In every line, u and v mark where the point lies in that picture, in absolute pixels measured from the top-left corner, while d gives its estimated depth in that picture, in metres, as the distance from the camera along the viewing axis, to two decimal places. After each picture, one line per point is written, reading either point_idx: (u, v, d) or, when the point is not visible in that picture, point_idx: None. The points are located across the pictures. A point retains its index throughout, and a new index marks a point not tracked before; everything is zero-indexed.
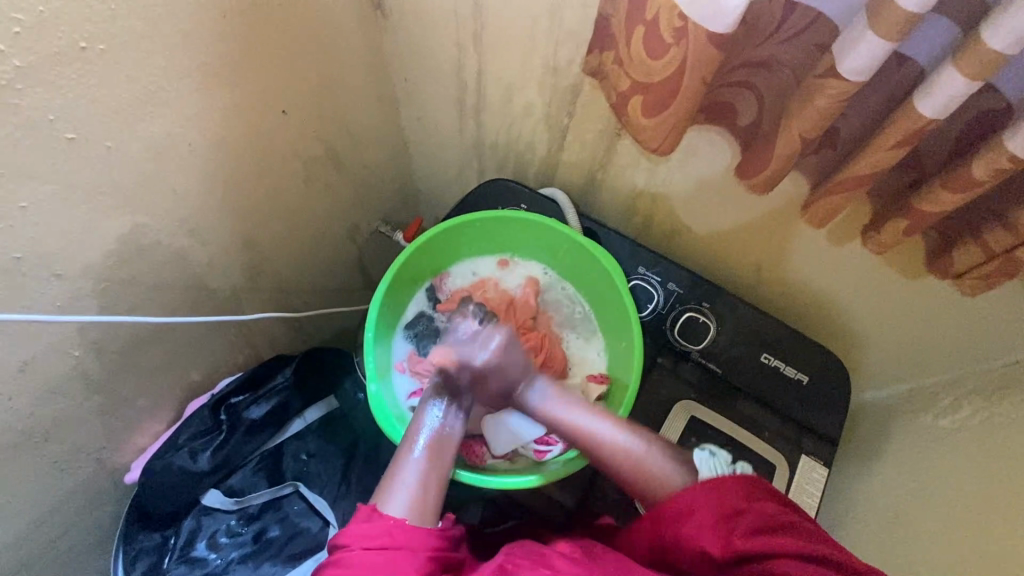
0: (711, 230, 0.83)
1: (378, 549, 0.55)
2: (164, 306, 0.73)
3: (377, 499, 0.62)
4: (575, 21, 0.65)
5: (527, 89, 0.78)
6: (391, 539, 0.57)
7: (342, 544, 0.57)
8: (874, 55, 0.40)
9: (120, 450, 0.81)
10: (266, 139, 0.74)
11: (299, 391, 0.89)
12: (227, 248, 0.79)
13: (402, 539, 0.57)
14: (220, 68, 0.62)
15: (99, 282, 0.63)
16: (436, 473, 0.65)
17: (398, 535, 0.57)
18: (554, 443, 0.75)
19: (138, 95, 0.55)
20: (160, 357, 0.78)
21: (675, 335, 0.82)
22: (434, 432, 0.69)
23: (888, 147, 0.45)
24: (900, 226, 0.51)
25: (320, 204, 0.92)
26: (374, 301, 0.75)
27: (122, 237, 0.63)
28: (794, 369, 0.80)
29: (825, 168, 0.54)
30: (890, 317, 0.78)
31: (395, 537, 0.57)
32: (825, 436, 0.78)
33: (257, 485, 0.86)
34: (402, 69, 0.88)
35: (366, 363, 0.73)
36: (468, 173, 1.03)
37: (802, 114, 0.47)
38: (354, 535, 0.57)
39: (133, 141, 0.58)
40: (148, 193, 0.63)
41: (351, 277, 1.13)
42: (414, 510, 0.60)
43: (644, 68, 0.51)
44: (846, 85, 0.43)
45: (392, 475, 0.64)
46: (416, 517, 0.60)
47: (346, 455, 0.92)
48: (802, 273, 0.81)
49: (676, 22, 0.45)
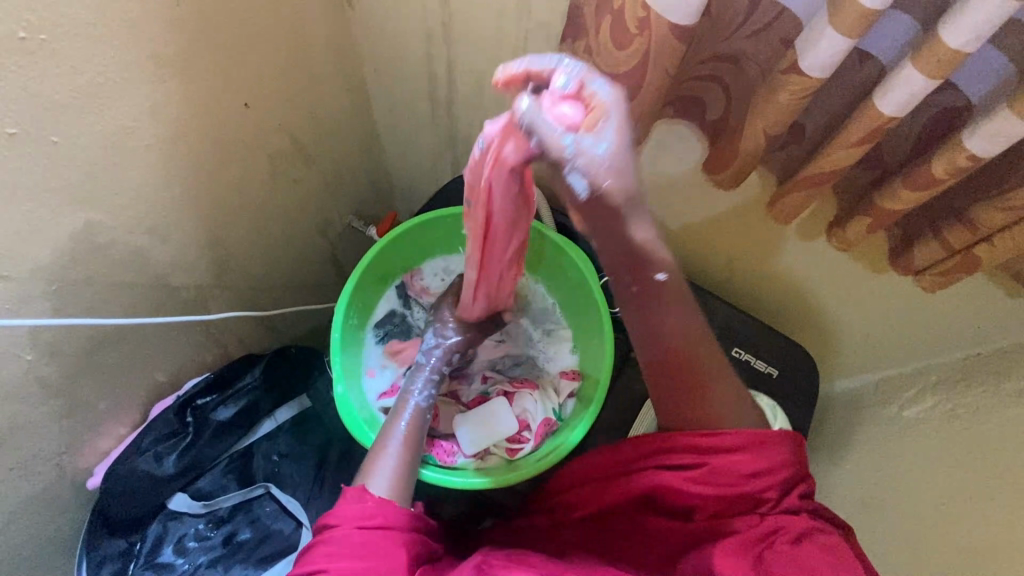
0: (684, 225, 0.83)
1: (371, 529, 0.54)
2: (123, 306, 0.71)
3: (361, 478, 0.59)
4: (542, 13, 0.63)
5: (497, 82, 0.77)
6: (384, 520, 0.55)
7: (330, 524, 0.54)
8: (835, 52, 0.39)
9: (77, 455, 0.78)
10: (228, 131, 0.72)
11: (268, 390, 0.88)
12: (189, 245, 0.76)
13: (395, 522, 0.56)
14: (175, 59, 0.59)
15: (51, 283, 0.61)
16: (417, 450, 0.63)
17: (388, 516, 0.55)
18: (524, 441, 0.74)
19: (85, 87, 0.53)
20: (118, 359, 0.75)
21: None
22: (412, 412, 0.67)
23: (850, 144, 0.44)
24: (863, 222, 0.52)
25: (288, 198, 0.90)
26: (340, 300, 0.74)
27: (74, 235, 0.60)
28: (765, 363, 0.81)
29: (789, 167, 0.54)
30: (857, 310, 0.80)
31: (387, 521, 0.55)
32: (794, 428, 0.80)
33: (227, 487, 0.84)
34: (370, 59, 0.85)
35: (333, 364, 0.72)
36: (440, 167, 1.01)
37: (767, 110, 0.46)
38: (342, 515, 0.54)
39: (81, 135, 0.55)
40: (102, 189, 0.60)
41: (323, 273, 1.11)
42: (396, 491, 0.58)
43: (610, 60, 0.49)
44: (809, 82, 0.42)
45: (375, 455, 0.62)
46: (398, 498, 0.58)
47: (319, 454, 0.91)
48: (773, 268, 0.81)
49: (639, 13, 0.44)
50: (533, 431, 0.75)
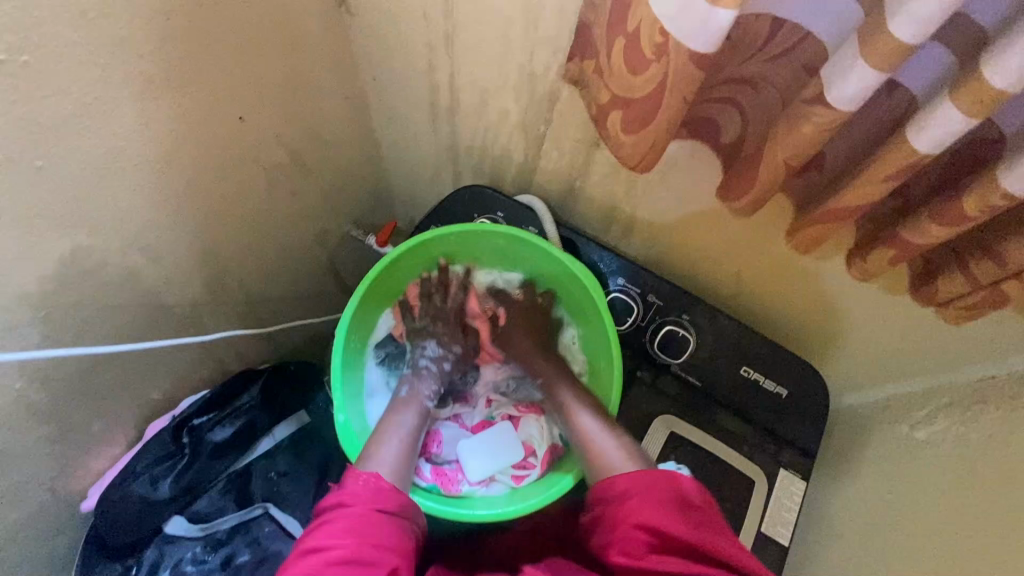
0: (692, 240, 0.81)
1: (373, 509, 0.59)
2: (115, 328, 0.69)
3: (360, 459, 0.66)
4: (550, 27, 0.61)
5: (502, 95, 0.74)
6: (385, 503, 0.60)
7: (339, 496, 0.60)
8: (865, 87, 0.37)
9: (70, 478, 0.76)
10: (223, 146, 0.69)
11: (266, 409, 0.86)
12: (183, 263, 0.74)
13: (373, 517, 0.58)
14: (166, 76, 0.57)
15: (39, 310, 0.58)
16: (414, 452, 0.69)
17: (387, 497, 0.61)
18: (530, 467, 0.74)
19: (71, 110, 0.50)
20: (110, 381, 0.73)
21: (655, 349, 0.81)
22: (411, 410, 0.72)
23: (880, 179, 0.43)
24: (885, 255, 0.50)
25: (285, 211, 0.88)
26: (341, 325, 0.71)
27: (63, 260, 0.58)
28: (774, 383, 0.79)
29: (809, 193, 0.52)
30: (868, 329, 0.78)
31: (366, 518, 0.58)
32: (803, 449, 0.78)
33: (224, 509, 0.83)
34: (369, 68, 0.82)
35: (335, 393, 0.70)
36: (442, 175, 0.98)
37: (790, 141, 0.44)
38: (354, 494, 0.60)
39: (67, 158, 0.52)
40: (91, 212, 0.58)
41: (321, 283, 1.08)
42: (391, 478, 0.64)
43: (624, 83, 0.47)
44: (838, 115, 0.40)
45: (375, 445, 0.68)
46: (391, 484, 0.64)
47: (318, 472, 0.89)
48: (785, 285, 0.79)
49: (657, 38, 0.42)
50: (539, 457, 0.75)
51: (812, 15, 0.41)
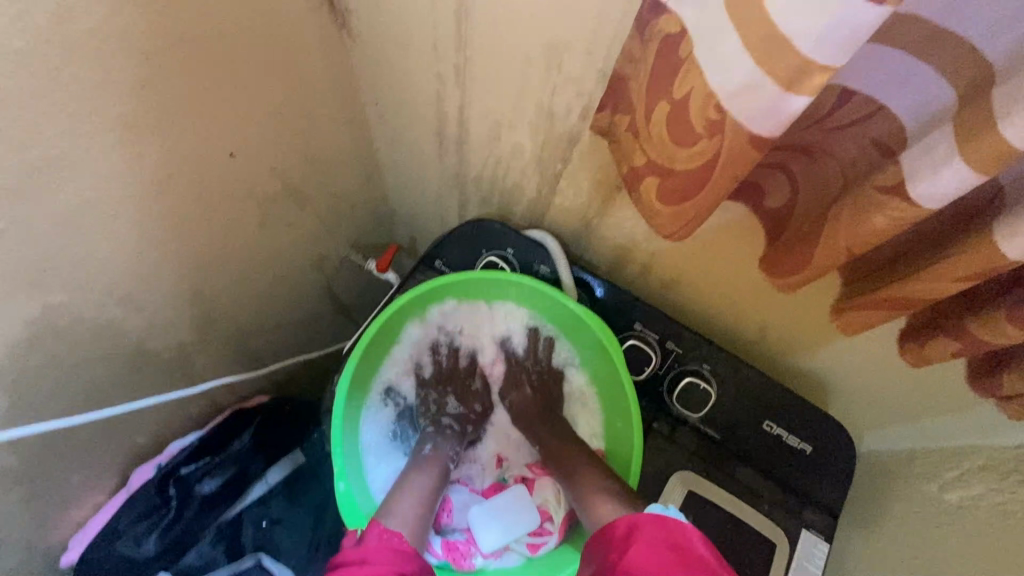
0: (716, 285, 0.76)
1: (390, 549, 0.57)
2: (95, 381, 0.63)
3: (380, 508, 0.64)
4: (575, 68, 0.55)
5: (516, 130, 0.68)
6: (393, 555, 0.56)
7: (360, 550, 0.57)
8: (958, 185, 0.32)
9: (51, 530, 0.71)
10: (211, 184, 0.63)
11: (260, 453, 0.82)
12: (170, 306, 0.68)
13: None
14: (145, 119, 0.51)
15: (8, 373, 0.53)
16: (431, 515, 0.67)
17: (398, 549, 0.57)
18: (547, 534, 0.71)
19: (35, 164, 0.44)
20: (94, 432, 0.68)
21: (673, 400, 0.76)
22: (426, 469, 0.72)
23: (955, 278, 0.37)
24: (948, 348, 0.45)
25: (280, 242, 0.82)
26: (341, 383, 0.66)
27: (33, 320, 0.52)
28: (797, 438, 0.75)
29: (862, 270, 0.47)
30: (902, 385, 0.73)
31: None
32: (827, 508, 0.74)
33: (216, 561, 0.77)
34: (372, 92, 0.76)
35: (335, 460, 0.64)
36: (447, 203, 0.93)
37: (854, 229, 0.39)
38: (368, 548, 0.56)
39: (35, 216, 0.47)
40: (65, 267, 0.52)
41: (319, 309, 1.03)
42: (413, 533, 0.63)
43: (665, 152, 0.43)
44: (917, 210, 0.35)
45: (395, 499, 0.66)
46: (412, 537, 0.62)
47: (314, 516, 0.85)
48: (814, 334, 0.74)
49: (710, 113, 0.37)
50: (556, 523, 0.71)
51: (890, 90, 0.36)
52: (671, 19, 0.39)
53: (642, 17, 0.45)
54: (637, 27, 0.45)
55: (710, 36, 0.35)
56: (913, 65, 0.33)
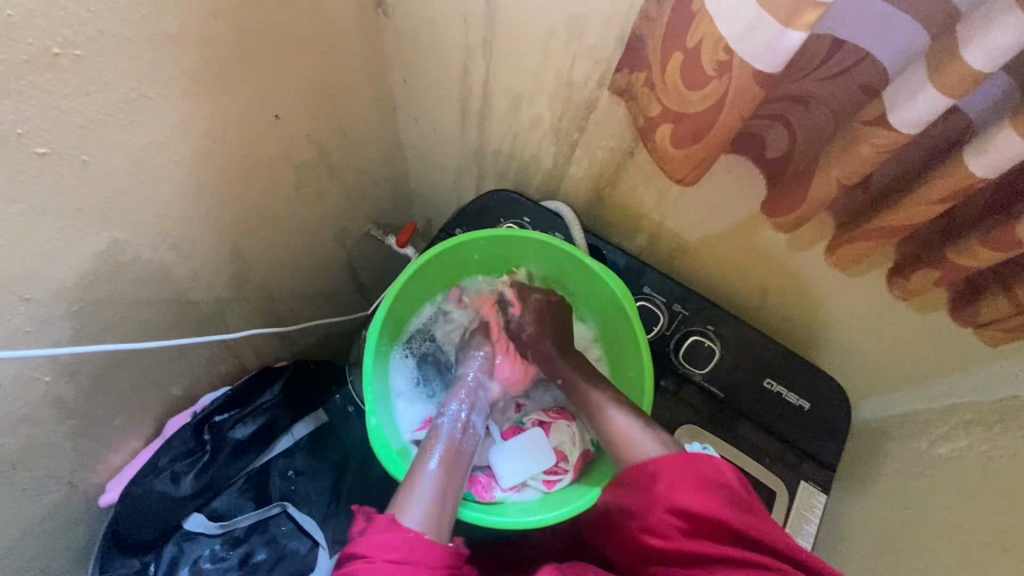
0: (719, 252, 0.81)
1: (398, 561, 0.54)
2: (144, 323, 0.68)
3: (394, 509, 0.60)
4: (595, 37, 0.61)
5: (536, 101, 0.74)
6: (409, 553, 0.55)
7: (357, 554, 0.55)
8: (930, 108, 0.38)
9: (92, 470, 0.75)
10: (256, 144, 0.68)
11: (287, 407, 0.87)
12: (212, 259, 0.73)
13: (420, 553, 0.56)
14: (209, 73, 0.56)
15: (73, 302, 0.58)
16: (453, 487, 0.64)
17: (415, 549, 0.56)
18: (562, 472, 0.76)
19: (118, 104, 0.50)
20: (138, 374, 0.73)
21: (678, 359, 0.81)
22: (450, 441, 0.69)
23: (931, 202, 0.44)
24: (933, 275, 0.51)
25: (309, 209, 0.87)
26: (375, 324, 0.72)
27: (99, 254, 0.57)
28: (796, 395, 0.80)
29: (854, 210, 0.53)
30: (893, 346, 0.78)
31: (414, 550, 0.55)
32: (824, 461, 0.78)
33: (242, 507, 0.83)
34: (401, 68, 0.82)
35: (367, 394, 0.70)
36: (465, 179, 0.98)
37: (843, 161, 0.45)
38: (375, 546, 0.55)
39: (110, 154, 0.52)
40: (130, 206, 0.58)
41: (340, 282, 1.07)
42: (432, 523, 0.59)
43: (679, 97, 0.48)
44: (897, 137, 0.41)
45: (411, 483, 0.63)
46: (433, 531, 0.58)
47: (336, 471, 0.89)
48: (811, 298, 0.79)
49: (720, 56, 0.43)
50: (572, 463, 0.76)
51: (876, 36, 0.41)
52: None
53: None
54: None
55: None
56: (894, 14, 0.39)
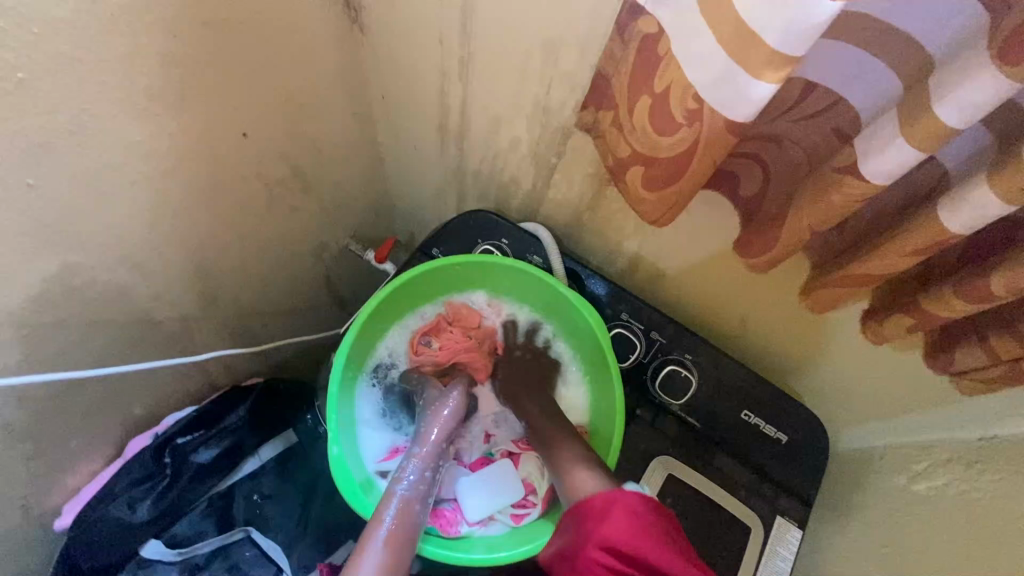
0: (698, 280, 0.80)
1: None
2: (101, 345, 0.66)
3: None
4: (571, 64, 0.60)
5: (514, 124, 0.73)
6: None
7: None
8: (902, 162, 0.36)
9: (48, 494, 0.73)
10: (223, 162, 0.66)
11: (253, 430, 0.84)
12: (176, 278, 0.71)
13: None
14: (169, 93, 0.54)
15: (23, 326, 0.56)
16: (402, 553, 0.65)
17: None
18: (530, 505, 0.74)
19: (68, 126, 0.48)
20: (95, 396, 0.70)
21: (655, 388, 0.80)
22: (403, 503, 0.68)
23: (905, 253, 0.42)
24: (904, 322, 0.49)
25: (283, 225, 0.85)
26: (340, 351, 0.70)
27: (50, 278, 0.55)
28: (774, 428, 0.78)
29: (831, 251, 0.52)
30: (873, 380, 0.77)
31: None
32: (801, 496, 0.77)
33: (204, 532, 0.80)
34: (380, 85, 0.80)
35: (330, 424, 0.69)
36: (445, 196, 0.96)
37: (816, 206, 0.43)
38: None
39: (61, 177, 0.50)
40: (84, 228, 0.55)
41: (316, 297, 1.05)
42: None
43: (649, 143, 0.47)
44: (870, 186, 0.39)
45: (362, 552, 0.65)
46: None
47: (304, 495, 0.87)
48: (791, 329, 0.78)
49: (689, 103, 0.41)
50: (539, 495, 0.74)
51: (850, 83, 0.40)
52: (650, 20, 0.44)
53: (621, 23, 0.50)
54: (618, 29, 0.51)
55: (688, 33, 0.39)
56: (869, 61, 0.38)
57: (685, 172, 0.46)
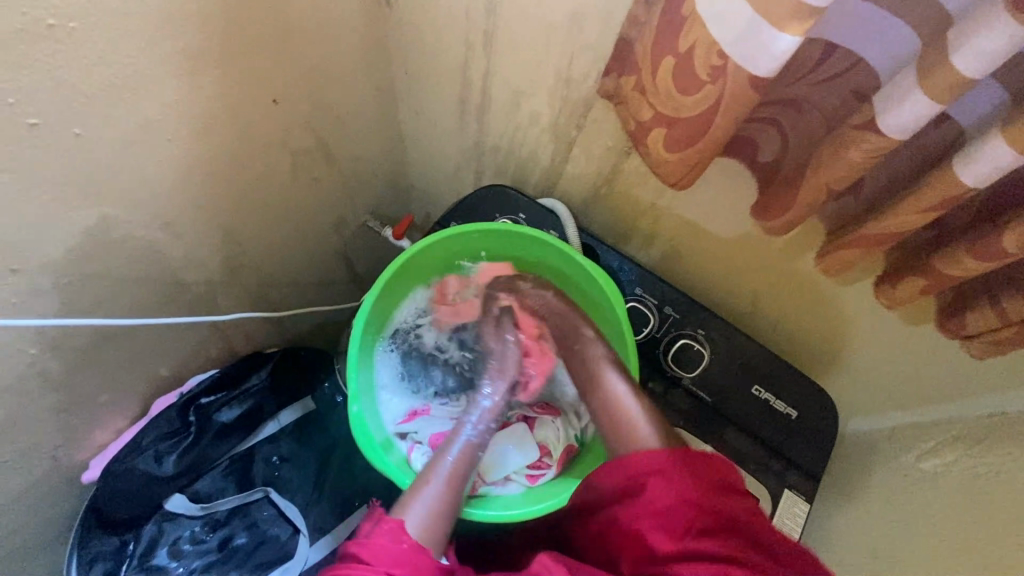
0: (712, 257, 0.81)
1: (399, 556, 0.55)
2: (132, 301, 0.68)
3: (399, 511, 0.61)
4: (594, 34, 0.61)
5: (535, 97, 0.74)
6: (411, 543, 0.57)
7: (358, 551, 0.54)
8: (919, 114, 0.38)
9: (77, 447, 0.75)
10: (253, 128, 0.69)
11: (274, 393, 0.87)
12: (204, 240, 0.73)
13: (426, 557, 0.57)
14: (207, 54, 0.56)
15: (62, 276, 0.58)
16: (458, 497, 0.65)
17: (418, 546, 0.57)
18: (546, 467, 0.77)
19: (113, 79, 0.50)
20: (125, 352, 0.73)
21: (668, 361, 0.81)
22: (467, 449, 0.70)
23: (921, 210, 0.43)
24: (917, 284, 0.51)
25: (306, 196, 0.87)
26: (361, 313, 0.72)
27: (89, 229, 0.58)
28: (784, 404, 0.79)
29: (847, 216, 0.53)
30: (883, 358, 0.77)
31: (417, 549, 0.57)
32: (809, 471, 0.78)
33: (225, 490, 0.83)
34: (403, 60, 0.82)
35: (350, 383, 0.71)
36: (464, 173, 0.98)
37: (833, 166, 0.45)
38: (379, 548, 0.54)
39: (104, 130, 0.52)
40: (122, 183, 0.58)
41: (334, 272, 1.07)
42: (432, 533, 0.60)
43: (672, 103, 0.48)
44: (888, 141, 0.41)
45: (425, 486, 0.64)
46: (432, 542, 0.59)
47: (321, 459, 0.89)
48: (804, 306, 0.79)
49: (714, 61, 0.43)
50: (555, 458, 0.77)
51: (867, 40, 0.41)
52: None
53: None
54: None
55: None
56: (884, 18, 0.39)
57: (706, 130, 0.48)
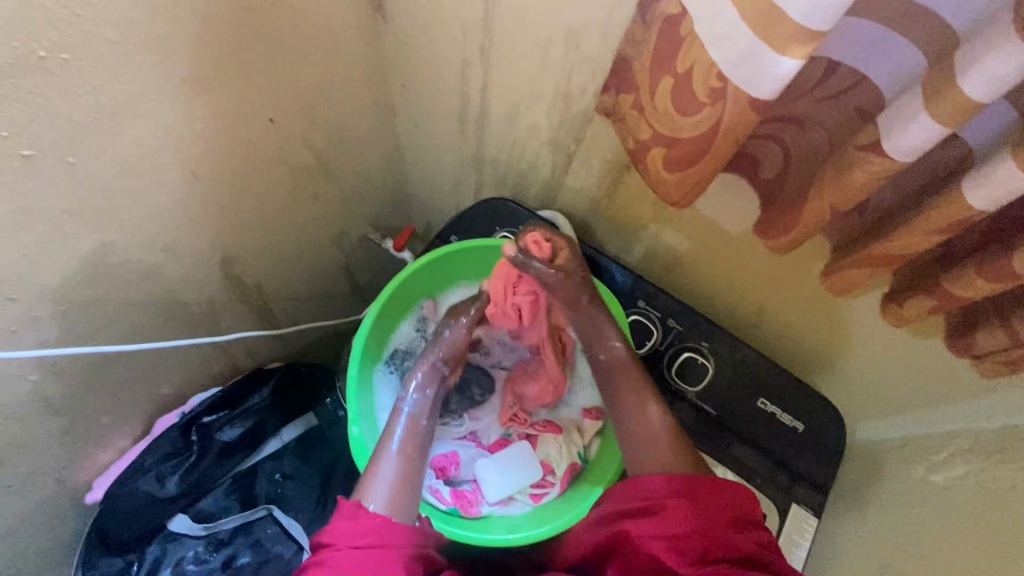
0: (715, 268, 0.80)
1: (365, 547, 0.57)
2: (131, 324, 0.68)
3: (359, 493, 0.63)
4: (592, 49, 0.60)
5: (534, 111, 0.73)
6: (378, 537, 0.58)
7: (326, 542, 0.57)
8: (926, 137, 0.37)
9: (79, 469, 0.75)
10: (251, 147, 0.68)
11: (276, 409, 0.86)
12: (203, 260, 0.73)
13: (388, 537, 0.58)
14: (202, 78, 0.56)
15: (60, 303, 0.58)
16: (413, 469, 0.68)
17: (383, 533, 0.58)
18: (549, 485, 0.76)
19: (106, 108, 0.50)
20: (127, 373, 0.73)
21: (672, 375, 0.80)
22: (410, 424, 0.72)
23: (927, 231, 0.42)
24: (927, 303, 0.50)
25: (305, 212, 0.87)
26: (359, 333, 0.72)
27: (86, 256, 0.57)
28: (790, 416, 0.78)
29: (852, 233, 0.52)
30: (890, 370, 0.76)
31: (383, 535, 0.58)
32: (818, 485, 0.76)
33: (229, 509, 0.83)
34: (400, 74, 0.81)
35: (348, 407, 0.71)
36: (463, 185, 0.97)
37: (839, 186, 0.44)
38: (339, 533, 0.57)
39: (99, 156, 0.52)
40: (118, 208, 0.57)
41: (336, 286, 1.07)
42: (394, 507, 0.63)
43: (671, 123, 0.47)
44: (893, 164, 0.40)
45: (377, 464, 0.67)
46: (395, 513, 0.62)
47: (323, 476, 0.89)
48: (809, 317, 0.77)
49: (713, 83, 0.42)
50: (558, 476, 0.77)
51: (871, 59, 0.40)
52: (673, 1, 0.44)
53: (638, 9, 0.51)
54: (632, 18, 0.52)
55: (711, 11, 0.39)
56: (890, 36, 0.38)
57: (706, 151, 0.47)
